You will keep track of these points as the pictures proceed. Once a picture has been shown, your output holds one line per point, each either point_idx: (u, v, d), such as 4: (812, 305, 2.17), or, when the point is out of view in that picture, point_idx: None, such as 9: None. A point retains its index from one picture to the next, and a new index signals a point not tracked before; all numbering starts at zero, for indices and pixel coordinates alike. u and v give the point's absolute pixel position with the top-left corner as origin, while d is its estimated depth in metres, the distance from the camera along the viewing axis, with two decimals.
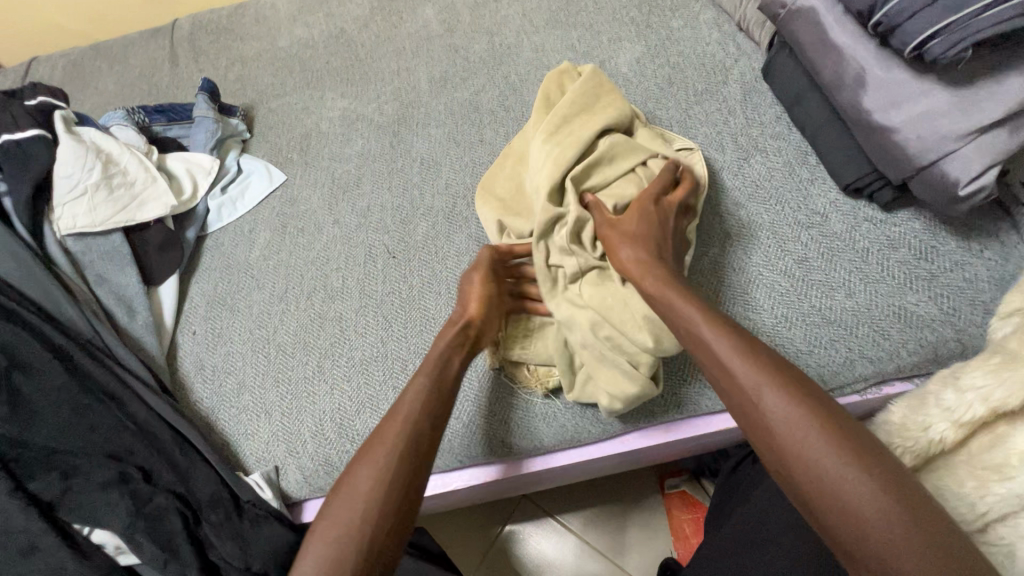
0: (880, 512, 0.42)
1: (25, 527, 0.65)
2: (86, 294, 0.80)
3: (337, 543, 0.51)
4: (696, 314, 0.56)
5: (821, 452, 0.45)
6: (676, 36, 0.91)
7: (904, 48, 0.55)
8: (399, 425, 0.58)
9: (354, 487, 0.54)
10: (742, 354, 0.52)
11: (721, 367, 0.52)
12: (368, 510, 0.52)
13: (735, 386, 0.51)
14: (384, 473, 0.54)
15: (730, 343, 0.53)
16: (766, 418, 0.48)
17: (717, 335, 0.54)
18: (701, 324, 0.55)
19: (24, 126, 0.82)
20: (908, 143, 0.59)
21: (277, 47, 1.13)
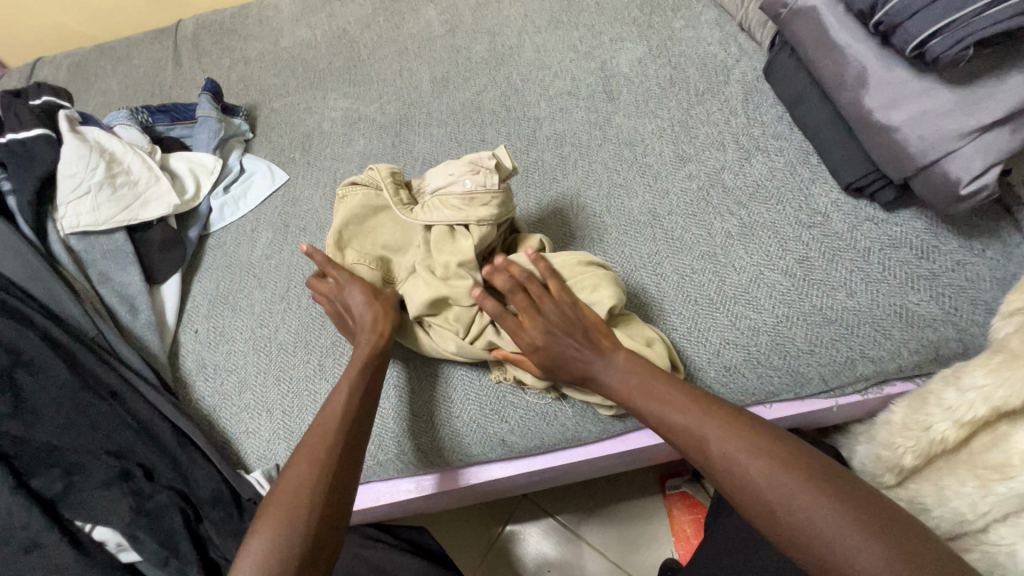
0: (853, 541, 0.43)
1: (27, 523, 0.65)
2: (88, 291, 0.80)
3: (283, 541, 0.52)
4: (633, 375, 0.58)
5: (776, 485, 0.46)
6: (677, 36, 0.91)
7: (905, 47, 0.55)
8: (333, 423, 0.60)
9: (290, 484, 0.55)
10: (675, 405, 0.54)
11: (665, 424, 0.54)
12: (314, 503, 0.54)
13: (681, 438, 0.53)
14: (324, 470, 0.56)
15: (680, 416, 0.53)
16: (731, 485, 0.49)
17: (667, 408, 0.54)
18: (631, 380, 0.58)
19: (29, 126, 0.83)
20: (909, 142, 0.59)
21: (279, 48, 1.14)
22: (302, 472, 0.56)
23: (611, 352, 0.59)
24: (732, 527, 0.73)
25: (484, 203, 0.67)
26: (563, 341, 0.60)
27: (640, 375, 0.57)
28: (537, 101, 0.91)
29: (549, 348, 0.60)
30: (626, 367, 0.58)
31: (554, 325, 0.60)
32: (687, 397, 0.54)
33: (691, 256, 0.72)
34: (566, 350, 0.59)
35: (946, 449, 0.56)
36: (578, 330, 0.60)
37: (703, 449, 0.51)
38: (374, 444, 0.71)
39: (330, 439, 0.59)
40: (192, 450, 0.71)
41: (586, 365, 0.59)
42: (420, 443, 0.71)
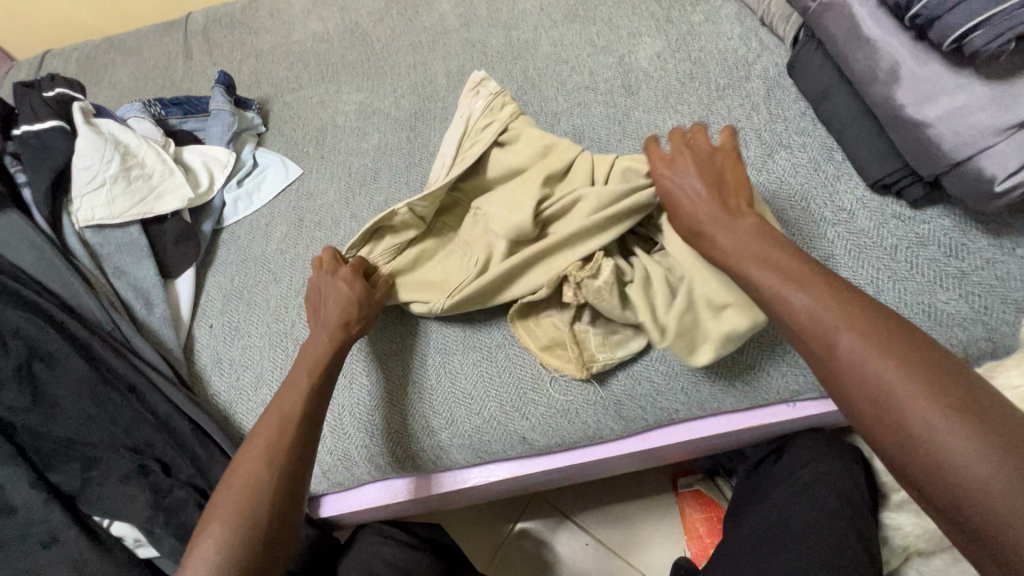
0: (955, 432, 0.41)
1: (47, 517, 0.65)
2: (103, 285, 0.80)
3: (235, 535, 0.54)
4: (758, 240, 0.54)
5: (886, 367, 0.44)
6: (697, 31, 0.90)
7: (944, 40, 0.55)
8: (285, 419, 0.60)
9: (238, 476, 0.57)
10: (795, 280, 0.51)
11: (781, 296, 0.51)
12: (266, 500, 0.56)
13: (794, 313, 0.50)
14: (274, 467, 0.58)
15: (805, 300, 0.49)
16: (843, 374, 0.47)
17: (790, 288, 0.50)
18: (751, 245, 0.54)
19: (44, 117, 0.82)
20: (942, 138, 0.58)
21: (291, 42, 1.13)
22: (253, 466, 0.57)
23: (738, 218, 0.57)
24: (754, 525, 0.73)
25: (503, 106, 0.73)
26: (692, 181, 0.59)
27: (761, 249, 0.54)
28: (554, 96, 0.90)
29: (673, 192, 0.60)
30: (750, 238, 0.55)
31: (692, 162, 0.60)
32: (806, 273, 0.51)
33: None
34: (690, 192, 0.58)
35: None
36: (713, 179, 0.59)
37: (821, 335, 0.48)
38: (395, 440, 0.71)
39: (278, 438, 0.59)
40: (210, 446, 0.71)
41: (707, 231, 0.57)
42: (438, 439, 0.70)
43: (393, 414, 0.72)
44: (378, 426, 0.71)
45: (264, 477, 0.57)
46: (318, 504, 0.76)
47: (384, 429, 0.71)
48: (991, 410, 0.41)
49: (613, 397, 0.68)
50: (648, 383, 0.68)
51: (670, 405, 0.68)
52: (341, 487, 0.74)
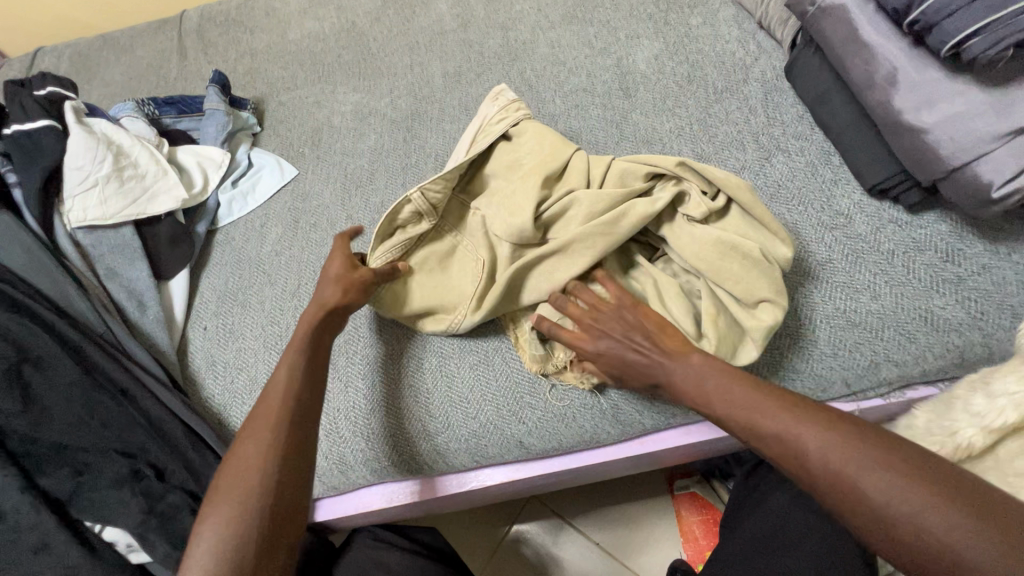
0: (949, 534, 0.42)
1: (36, 523, 0.64)
2: (96, 287, 0.79)
3: (241, 524, 0.50)
4: (705, 371, 0.55)
5: (864, 478, 0.45)
6: (694, 34, 0.90)
7: (941, 47, 0.55)
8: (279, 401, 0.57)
9: (241, 460, 0.54)
10: (751, 408, 0.52)
11: (745, 425, 0.52)
12: (266, 489, 0.52)
13: (763, 440, 0.51)
14: (272, 451, 0.54)
15: (772, 424, 0.50)
16: (826, 491, 0.47)
17: (755, 415, 0.51)
18: (705, 376, 0.55)
19: (35, 117, 0.81)
20: (940, 144, 0.58)
21: (286, 41, 1.12)
22: (252, 451, 0.54)
23: (682, 354, 0.57)
24: (751, 528, 0.73)
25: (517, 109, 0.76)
26: (625, 345, 0.59)
27: (717, 380, 0.54)
28: (551, 97, 0.90)
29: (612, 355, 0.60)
30: (702, 371, 0.56)
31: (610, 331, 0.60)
32: (759, 395, 0.52)
33: None
34: (631, 354, 0.59)
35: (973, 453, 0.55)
36: (639, 337, 0.59)
37: (794, 453, 0.49)
38: (391, 446, 0.70)
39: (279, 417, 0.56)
40: (204, 450, 0.70)
41: (664, 373, 0.58)
42: (434, 444, 0.70)
43: (389, 418, 0.71)
44: (372, 431, 0.71)
45: (271, 455, 0.54)
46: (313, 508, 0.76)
47: (378, 434, 0.71)
48: (966, 496, 0.43)
49: (610, 402, 0.68)
50: (645, 388, 0.68)
51: (667, 409, 0.68)
52: (335, 491, 0.74)
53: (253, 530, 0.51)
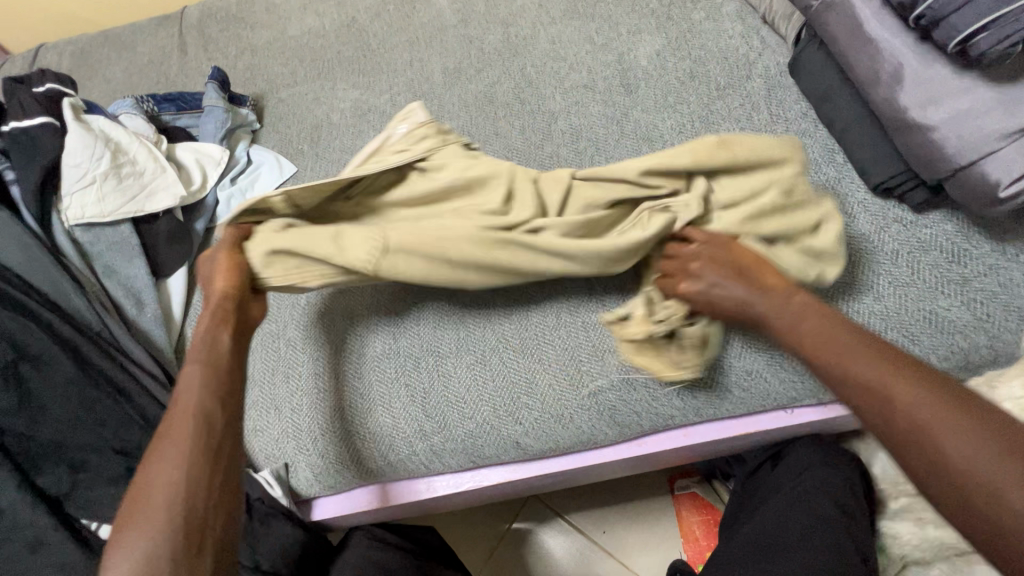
0: None
1: (32, 521, 0.65)
2: (94, 285, 0.79)
3: (148, 549, 0.43)
4: (802, 312, 0.52)
5: (957, 438, 0.40)
6: (697, 29, 0.88)
7: (948, 42, 0.54)
8: (184, 411, 0.50)
9: (149, 477, 0.47)
10: (845, 347, 0.47)
11: (827, 366, 0.48)
12: (172, 507, 0.45)
13: (845, 382, 0.46)
14: (177, 462, 0.47)
15: (862, 365, 0.46)
16: (905, 445, 0.42)
17: (857, 359, 0.46)
18: (800, 315, 0.52)
19: (33, 114, 0.81)
20: (947, 142, 0.57)
21: (286, 37, 1.11)
22: (156, 464, 0.47)
23: (785, 296, 0.54)
24: (752, 530, 0.72)
25: (423, 134, 0.71)
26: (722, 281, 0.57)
27: (822, 323, 0.50)
28: (552, 94, 0.89)
29: (703, 296, 0.58)
30: (805, 313, 0.52)
31: (716, 264, 0.58)
32: (859, 336, 0.48)
33: None
34: (727, 288, 0.56)
35: None
36: (744, 278, 0.56)
37: (890, 407, 0.43)
38: (389, 445, 0.70)
39: (183, 424, 0.49)
40: None
41: (761, 312, 0.54)
42: (433, 444, 0.70)
43: (388, 416, 0.71)
44: (371, 430, 0.70)
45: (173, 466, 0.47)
46: (310, 506, 0.75)
47: (376, 433, 0.70)
48: None
49: (608, 403, 0.67)
50: (643, 389, 0.67)
51: (665, 410, 0.67)
52: (332, 490, 0.73)
53: (162, 553, 0.44)
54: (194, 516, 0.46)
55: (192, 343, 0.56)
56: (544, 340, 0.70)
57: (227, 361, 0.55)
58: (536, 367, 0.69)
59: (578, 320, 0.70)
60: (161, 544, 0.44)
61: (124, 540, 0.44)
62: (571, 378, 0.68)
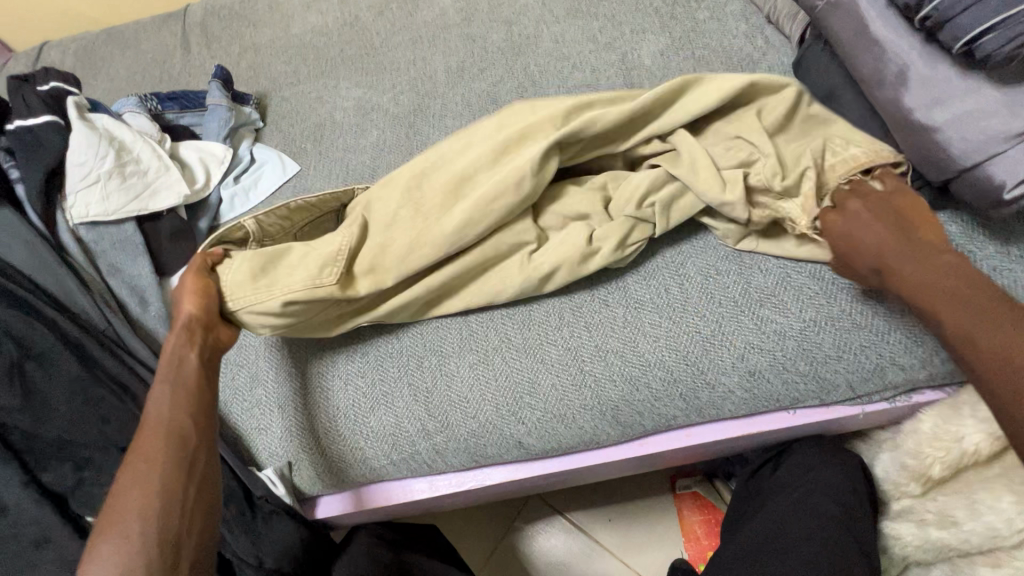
0: None
1: (38, 519, 0.65)
2: (98, 283, 0.79)
3: (122, 556, 0.48)
4: (939, 266, 0.56)
5: None
6: (701, 28, 0.88)
7: (954, 43, 0.54)
8: (154, 430, 0.54)
9: (124, 495, 0.51)
10: (980, 312, 0.53)
11: (961, 326, 0.53)
12: (147, 521, 0.49)
13: (976, 346, 0.52)
14: (149, 478, 0.51)
15: (992, 332, 0.51)
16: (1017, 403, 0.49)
17: (980, 328, 0.52)
18: (936, 270, 0.56)
19: (38, 113, 0.81)
20: (951, 143, 0.57)
21: (289, 35, 1.11)
22: (133, 481, 0.52)
23: (934, 253, 0.57)
24: (753, 529, 0.72)
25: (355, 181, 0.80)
26: (869, 225, 0.60)
27: (956, 284, 0.55)
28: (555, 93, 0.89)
29: (847, 234, 0.61)
30: (942, 270, 0.56)
31: (872, 208, 0.61)
32: (991, 303, 0.53)
33: (717, 255, 0.70)
34: (875, 235, 0.59)
35: None
36: (892, 221, 0.59)
37: (1013, 376, 0.50)
38: (391, 444, 0.70)
39: (155, 442, 0.53)
40: None
41: (898, 267, 0.57)
42: (435, 443, 0.70)
43: (391, 415, 0.71)
44: (373, 429, 0.71)
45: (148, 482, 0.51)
46: (313, 504, 0.75)
47: (380, 432, 0.71)
48: None
49: (611, 403, 0.67)
50: (646, 389, 0.67)
51: (668, 411, 0.67)
52: (335, 489, 0.73)
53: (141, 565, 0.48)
54: (171, 529, 0.50)
55: (162, 364, 0.59)
56: (547, 339, 0.70)
57: (193, 378, 0.58)
58: (539, 367, 0.69)
59: (581, 319, 0.70)
60: (137, 554, 0.48)
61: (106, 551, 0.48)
62: (574, 377, 0.68)
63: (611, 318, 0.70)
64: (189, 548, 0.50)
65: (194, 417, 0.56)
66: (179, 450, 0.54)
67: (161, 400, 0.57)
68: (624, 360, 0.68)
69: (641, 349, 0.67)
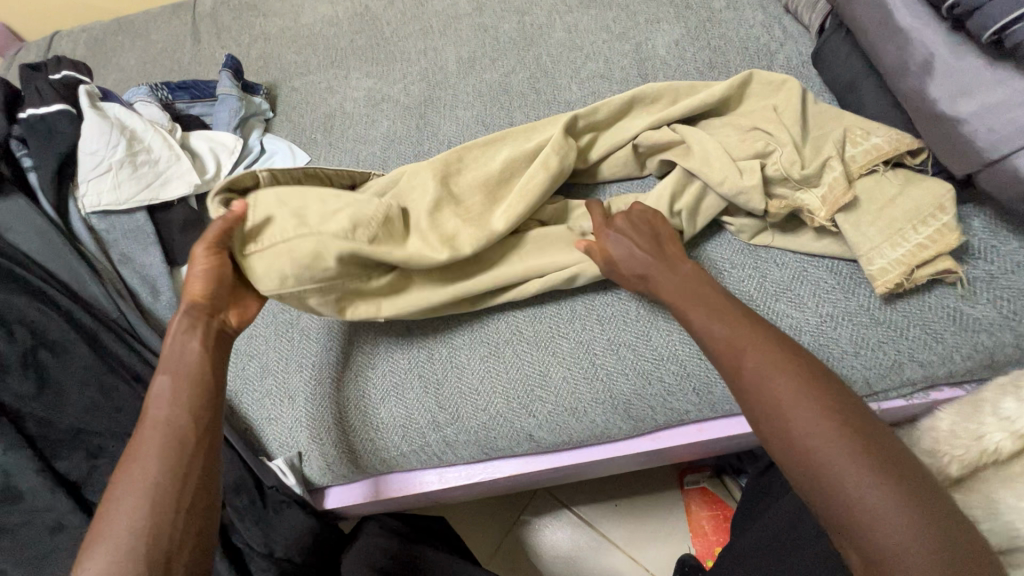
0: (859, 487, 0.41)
1: (51, 505, 0.66)
2: (109, 272, 0.79)
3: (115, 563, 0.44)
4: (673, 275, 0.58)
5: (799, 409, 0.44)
6: (718, 18, 0.86)
7: (983, 32, 0.52)
8: (155, 428, 0.50)
9: (121, 498, 0.47)
10: (719, 318, 0.52)
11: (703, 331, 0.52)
12: (141, 525, 0.46)
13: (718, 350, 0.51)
14: (147, 479, 0.48)
15: (722, 330, 0.51)
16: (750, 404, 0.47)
17: (715, 322, 0.51)
18: (685, 281, 0.57)
19: (49, 101, 0.81)
20: (977, 135, 0.55)
21: (300, 25, 1.11)
22: (132, 481, 0.48)
23: (676, 265, 0.59)
24: (768, 526, 0.71)
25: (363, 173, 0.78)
26: (628, 241, 0.62)
27: (696, 288, 0.56)
28: (567, 84, 0.88)
29: (612, 250, 0.63)
30: (685, 280, 0.57)
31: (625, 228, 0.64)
32: (731, 308, 0.52)
33: (733, 249, 0.69)
34: (630, 252, 0.61)
35: (998, 460, 0.54)
36: (647, 239, 0.62)
37: (738, 362, 0.48)
38: (400, 436, 0.70)
39: (156, 442, 0.50)
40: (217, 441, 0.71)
41: (660, 277, 0.59)
42: (444, 434, 0.69)
43: (400, 404, 0.71)
44: (383, 420, 0.71)
45: (149, 484, 0.48)
46: (323, 495, 0.75)
47: (389, 423, 0.70)
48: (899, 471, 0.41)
49: (622, 398, 0.67)
50: (658, 383, 0.66)
51: (679, 406, 0.66)
52: (344, 480, 0.73)
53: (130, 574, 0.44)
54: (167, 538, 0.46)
55: (164, 352, 0.55)
56: (557, 332, 0.70)
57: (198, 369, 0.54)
58: (549, 360, 0.69)
59: (593, 313, 0.70)
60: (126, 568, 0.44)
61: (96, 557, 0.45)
62: (586, 371, 0.68)
63: (624, 312, 0.69)
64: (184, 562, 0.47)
65: (195, 416, 0.52)
66: (176, 454, 0.49)
67: (162, 397, 0.52)
68: (637, 354, 0.67)
69: (653, 343, 0.67)
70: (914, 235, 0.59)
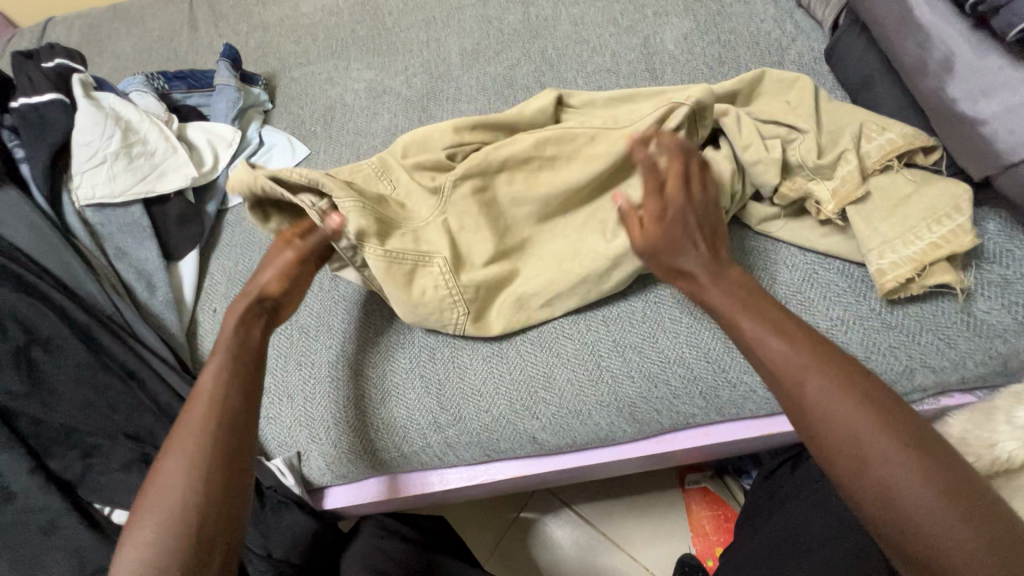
0: (929, 512, 0.41)
1: (45, 505, 0.65)
2: (104, 267, 0.77)
3: (164, 537, 0.45)
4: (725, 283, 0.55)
5: (863, 430, 0.44)
6: (729, 11, 0.84)
7: (1008, 30, 0.51)
8: (204, 406, 0.51)
9: (168, 471, 0.48)
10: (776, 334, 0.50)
11: (758, 347, 0.50)
12: (189, 501, 0.47)
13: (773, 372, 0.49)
14: (195, 457, 0.48)
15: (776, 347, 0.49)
16: (811, 425, 0.46)
17: (773, 337, 0.50)
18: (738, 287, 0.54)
19: (42, 90, 0.79)
20: (997, 137, 0.54)
21: (299, 14, 1.08)
22: (183, 454, 0.49)
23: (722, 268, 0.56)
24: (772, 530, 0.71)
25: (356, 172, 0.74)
26: (690, 228, 0.56)
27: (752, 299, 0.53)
28: (574, 78, 0.86)
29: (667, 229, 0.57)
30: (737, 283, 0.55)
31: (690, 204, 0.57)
32: (789, 323, 0.51)
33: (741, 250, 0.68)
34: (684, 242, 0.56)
35: (1011, 469, 0.54)
36: (706, 226, 0.57)
37: (798, 380, 0.47)
38: (403, 435, 0.69)
39: (204, 420, 0.50)
40: None
41: (717, 289, 0.54)
42: (449, 435, 0.68)
43: (404, 407, 0.69)
44: (382, 420, 0.69)
45: (195, 464, 0.48)
46: (323, 495, 0.74)
47: (388, 423, 0.69)
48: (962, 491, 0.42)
49: (627, 401, 0.65)
50: (665, 386, 0.65)
51: (680, 411, 0.66)
52: (345, 480, 0.72)
53: (179, 549, 0.45)
54: (210, 513, 0.47)
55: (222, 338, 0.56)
56: (562, 334, 0.69)
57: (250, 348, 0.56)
58: (553, 360, 0.68)
59: (597, 313, 0.69)
60: (174, 545, 0.45)
61: (146, 531, 0.46)
62: (591, 373, 0.66)
63: (630, 312, 0.68)
64: (224, 545, 0.47)
65: (243, 399, 0.53)
66: (225, 429, 0.50)
67: (212, 377, 0.53)
68: (643, 357, 0.66)
69: (660, 346, 0.66)
70: (927, 233, 0.58)
